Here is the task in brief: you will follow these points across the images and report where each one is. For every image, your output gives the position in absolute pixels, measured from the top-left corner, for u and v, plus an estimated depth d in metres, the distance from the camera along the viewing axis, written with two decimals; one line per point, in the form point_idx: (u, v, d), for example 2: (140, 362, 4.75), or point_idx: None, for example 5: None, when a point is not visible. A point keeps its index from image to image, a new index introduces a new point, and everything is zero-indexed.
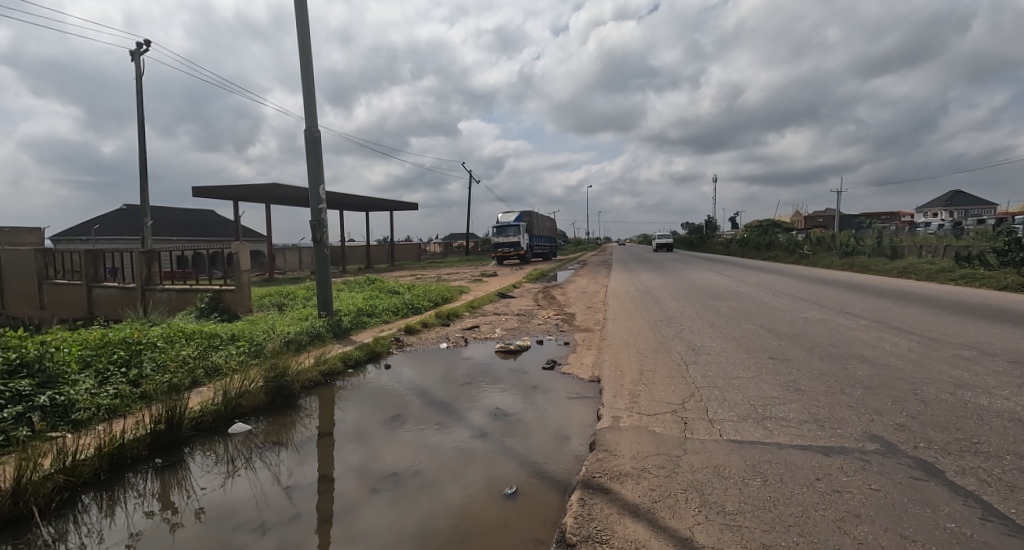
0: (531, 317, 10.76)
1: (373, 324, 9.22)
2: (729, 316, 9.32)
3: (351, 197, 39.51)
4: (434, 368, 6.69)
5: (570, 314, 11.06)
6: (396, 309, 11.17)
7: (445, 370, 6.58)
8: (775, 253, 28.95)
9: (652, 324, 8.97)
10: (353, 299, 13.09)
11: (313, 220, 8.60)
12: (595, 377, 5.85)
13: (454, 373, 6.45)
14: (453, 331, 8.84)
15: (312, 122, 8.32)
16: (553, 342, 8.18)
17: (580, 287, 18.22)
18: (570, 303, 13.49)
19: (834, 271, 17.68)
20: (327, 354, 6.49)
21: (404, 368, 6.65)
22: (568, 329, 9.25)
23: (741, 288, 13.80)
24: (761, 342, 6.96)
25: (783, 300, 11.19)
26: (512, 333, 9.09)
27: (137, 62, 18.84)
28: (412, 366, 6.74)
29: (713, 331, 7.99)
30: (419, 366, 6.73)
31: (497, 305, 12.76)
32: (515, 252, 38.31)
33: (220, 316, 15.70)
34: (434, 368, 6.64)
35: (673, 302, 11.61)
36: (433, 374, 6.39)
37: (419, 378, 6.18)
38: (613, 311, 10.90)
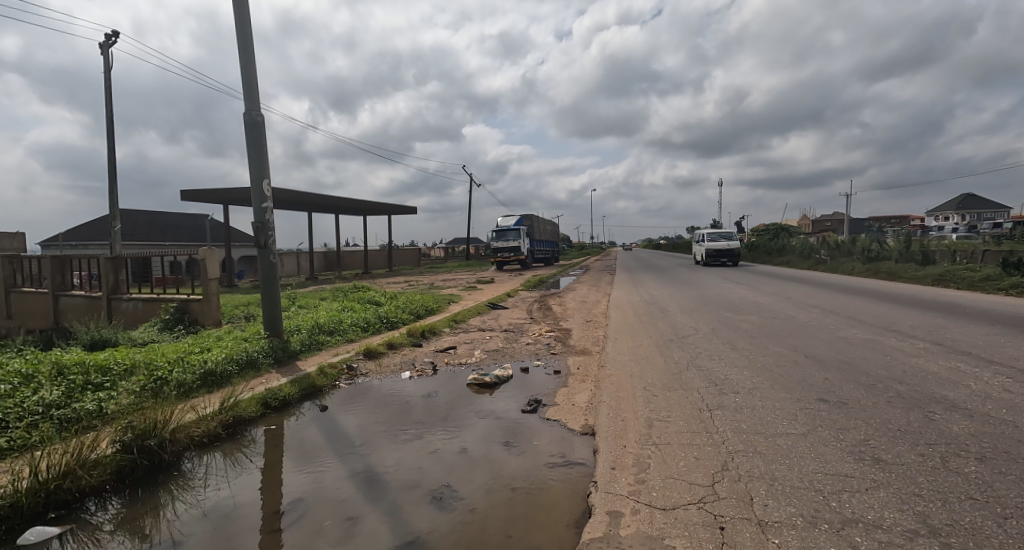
0: (519, 334, 9.26)
1: (328, 347, 7.71)
2: (754, 336, 7.83)
3: (346, 200, 38.15)
4: (384, 407, 5.23)
5: (565, 331, 9.55)
6: (363, 326, 9.64)
7: (396, 411, 5.11)
8: (789, 258, 27.36)
9: (663, 346, 7.48)
10: (320, 314, 11.60)
11: (256, 221, 7.17)
12: (589, 429, 4.37)
13: (407, 415, 4.99)
14: (422, 355, 7.35)
15: (252, 104, 6.90)
16: (541, 370, 6.69)
17: (580, 296, 16.82)
18: (567, 316, 11.97)
19: (858, 279, 16.19)
20: (246, 392, 5.02)
21: (346, 408, 5.18)
22: (561, 351, 7.77)
23: (761, 299, 12.28)
24: (802, 374, 5.50)
25: (812, 313, 9.72)
26: (493, 357, 7.57)
27: (105, 55, 17.64)
28: (358, 406, 5.27)
29: (738, 356, 6.52)
30: (366, 405, 5.26)
31: (483, 319, 11.24)
32: (515, 257, 36.86)
33: (185, 328, 14.30)
34: (384, 409, 5.18)
35: (684, 317, 10.09)
36: (380, 417, 4.91)
37: (359, 425, 4.72)
38: (617, 327, 9.39)
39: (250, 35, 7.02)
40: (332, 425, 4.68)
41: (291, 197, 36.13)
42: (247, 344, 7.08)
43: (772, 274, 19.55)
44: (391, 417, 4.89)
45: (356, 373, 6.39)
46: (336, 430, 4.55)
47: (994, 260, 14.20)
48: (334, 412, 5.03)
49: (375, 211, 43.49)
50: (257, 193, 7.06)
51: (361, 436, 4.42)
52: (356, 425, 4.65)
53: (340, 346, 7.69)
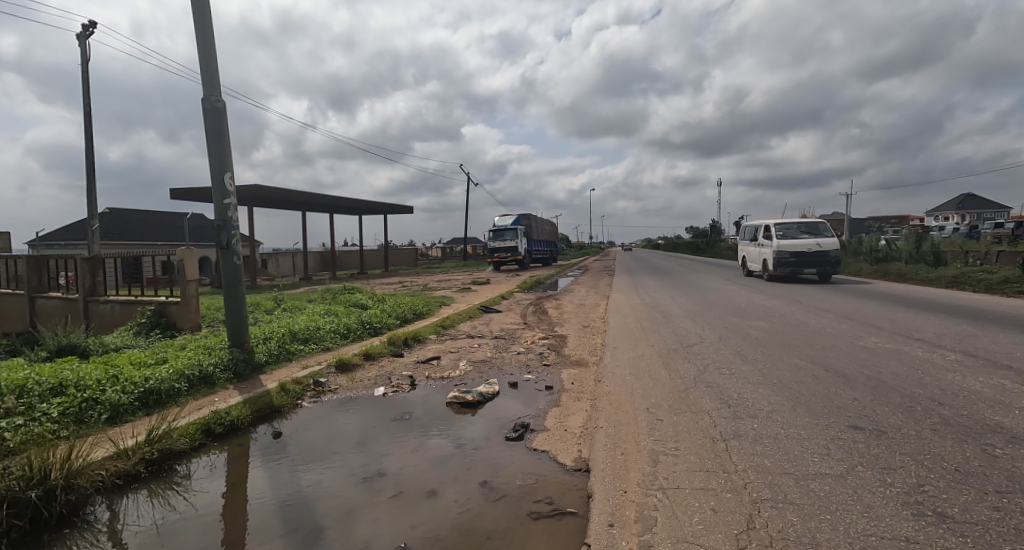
0: (510, 342, 8.55)
1: (298, 358, 6.98)
2: (766, 345, 7.14)
3: (340, 199, 37.45)
4: (347, 432, 4.51)
5: (561, 339, 8.84)
6: (342, 333, 8.90)
7: (360, 438, 4.40)
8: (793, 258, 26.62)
9: (667, 357, 6.80)
10: (299, 319, 10.89)
11: (217, 218, 6.47)
12: (583, 465, 3.69)
13: (372, 444, 4.27)
14: (401, 368, 6.63)
15: (211, 89, 6.21)
16: (530, 386, 5.98)
17: (578, 298, 16.17)
18: (563, 321, 11.26)
19: (867, 280, 15.57)
20: (189, 416, 4.31)
21: (304, 434, 4.45)
22: (554, 362, 7.06)
23: (768, 303, 11.61)
24: (827, 393, 4.82)
25: (825, 319, 9.07)
26: (480, 368, 6.85)
27: (83, 46, 16.96)
28: (319, 431, 4.53)
29: (750, 370, 5.83)
30: (327, 432, 4.52)
31: (473, 325, 10.53)
32: (513, 257, 36.19)
33: (162, 332, 13.62)
34: (346, 435, 4.45)
35: (688, 323, 9.43)
36: (342, 446, 4.22)
37: (313, 458, 3.98)
38: (616, 335, 8.70)
39: (210, 12, 6.33)
40: (280, 459, 3.93)
41: (284, 196, 35.46)
42: (205, 356, 6.34)
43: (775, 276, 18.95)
44: (354, 447, 4.16)
45: (325, 389, 5.66)
46: (283, 466, 3.80)
47: (1011, 262, 13.54)
48: (287, 441, 4.29)
49: (371, 210, 42.84)
50: (219, 187, 6.37)
51: (311, 474, 3.68)
52: (310, 460, 3.90)
53: (311, 357, 6.95)
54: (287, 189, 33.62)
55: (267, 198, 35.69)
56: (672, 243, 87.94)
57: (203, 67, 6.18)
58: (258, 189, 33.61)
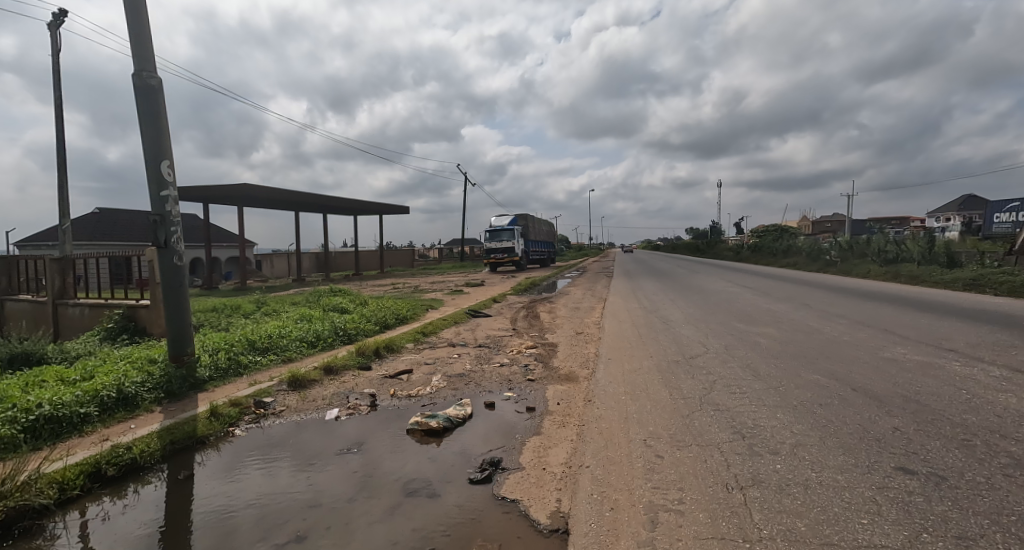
0: (494, 353, 7.72)
1: (249, 373, 6.13)
2: (780, 357, 6.33)
3: (333, 199, 36.68)
4: (280, 468, 3.70)
5: (550, 348, 8.00)
6: (307, 343, 8.03)
7: (293, 476, 3.57)
8: (796, 260, 25.85)
9: (668, 371, 5.98)
10: (268, 325, 10.04)
11: (154, 213, 5.65)
12: (562, 523, 2.87)
13: (304, 487, 3.39)
14: (364, 385, 5.78)
15: (143, 63, 5.40)
16: (509, 407, 5.12)
17: (573, 301, 15.39)
18: (555, 327, 10.42)
19: (877, 282, 14.78)
20: (78, 454, 3.46)
21: (220, 476, 3.54)
22: (539, 377, 6.23)
23: (776, 308, 10.80)
24: (861, 422, 4.01)
25: (839, 326, 8.28)
26: (456, 384, 6.00)
27: (55, 37, 16.22)
28: (241, 472, 3.62)
29: (764, 389, 5.02)
30: (250, 471, 3.62)
31: (456, 332, 9.68)
32: (509, 258, 35.38)
33: (130, 338, 12.81)
34: (276, 476, 3.55)
35: (690, 329, 8.65)
36: (269, 486, 3.40)
37: (216, 515, 3.05)
38: (612, 344, 7.89)
39: None
40: (171, 518, 2.99)
41: (275, 196, 34.69)
42: (135, 371, 5.47)
43: (780, 278, 18.19)
44: (276, 492, 3.25)
45: (267, 412, 4.79)
46: (170, 530, 2.87)
47: None
48: (192, 487, 3.37)
49: (365, 210, 42.05)
50: (155, 177, 5.55)
51: (201, 541, 2.75)
52: (210, 516, 2.98)
53: (261, 373, 6.09)
54: (278, 188, 32.86)
55: (258, 198, 34.94)
56: (672, 244, 87.01)
57: (133, 38, 5.37)
58: (248, 189, 32.87)
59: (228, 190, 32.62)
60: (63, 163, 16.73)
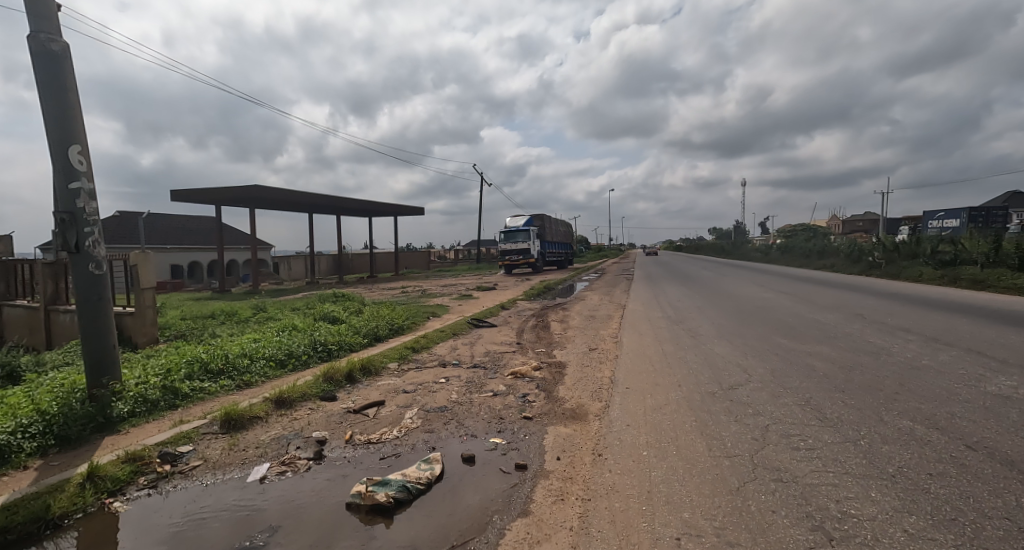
0: (488, 377, 6.44)
1: (181, 408, 4.95)
2: (848, 391, 4.91)
3: (344, 201, 35.94)
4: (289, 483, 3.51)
5: (556, 371, 6.68)
6: (271, 364, 6.85)
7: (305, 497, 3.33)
8: (833, 261, 23.86)
9: (704, 410, 4.62)
10: (242, 338, 8.94)
11: (61, 211, 4.58)
12: None
13: (332, 490, 3.43)
14: (317, 426, 4.56)
15: (41, 22, 4.34)
16: (493, 463, 3.83)
17: (589, 308, 14.10)
18: (564, 341, 9.10)
19: (936, 287, 13.07)
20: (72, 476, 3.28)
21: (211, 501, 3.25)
22: (538, 414, 4.94)
23: (823, 319, 9.28)
24: (1010, 516, 2.63)
25: (909, 344, 6.81)
26: (433, 422, 4.75)
27: None
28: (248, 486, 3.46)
29: (840, 444, 3.64)
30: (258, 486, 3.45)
31: (450, 348, 8.44)
32: (525, 260, 34.06)
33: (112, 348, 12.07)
34: (303, 479, 3.58)
35: (725, 348, 7.22)
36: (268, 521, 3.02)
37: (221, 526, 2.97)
38: (630, 366, 6.54)
39: None
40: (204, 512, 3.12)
41: (287, 198, 34.18)
42: (32, 406, 4.37)
43: (820, 282, 16.48)
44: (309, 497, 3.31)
45: (173, 470, 3.60)
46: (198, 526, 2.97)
47: None
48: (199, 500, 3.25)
49: (378, 212, 41.29)
50: (61, 166, 4.48)
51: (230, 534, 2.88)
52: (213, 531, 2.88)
53: (195, 408, 4.91)
54: (290, 190, 32.29)
55: (271, 200, 34.52)
56: (694, 245, 84.45)
57: None
58: (260, 190, 32.41)
59: (240, 192, 32.21)
60: None
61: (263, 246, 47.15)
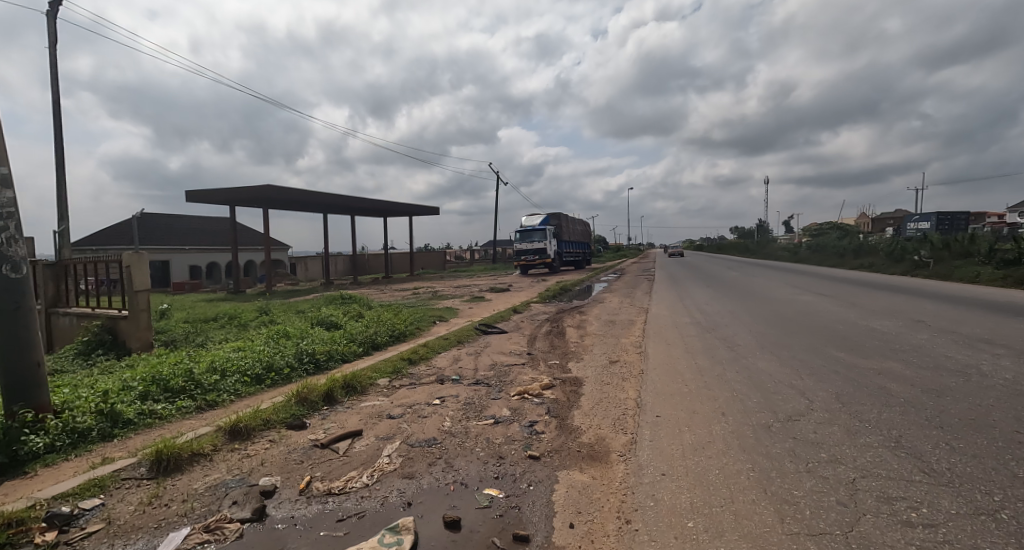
0: (490, 398, 5.48)
1: (116, 442, 4.09)
2: (949, 427, 3.79)
3: (357, 200, 35.31)
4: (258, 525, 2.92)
5: (570, 391, 5.68)
6: (244, 380, 5.98)
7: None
8: (871, 261, 22.27)
9: (762, 453, 3.55)
10: (226, 347, 8.13)
11: None
12: None
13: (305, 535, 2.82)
14: (270, 469, 3.64)
15: None
16: (485, 533, 2.85)
17: (608, 312, 13.06)
18: (581, 352, 8.09)
19: (1001, 290, 11.65)
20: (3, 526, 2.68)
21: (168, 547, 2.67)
22: (547, 453, 3.95)
23: (880, 328, 8.08)
24: None
25: (1000, 360, 5.63)
26: (415, 463, 3.79)
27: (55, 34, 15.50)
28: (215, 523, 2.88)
29: (976, 520, 2.55)
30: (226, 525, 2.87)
31: (452, 359, 7.51)
32: (541, 260, 33.02)
33: (105, 354, 11.52)
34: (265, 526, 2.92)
35: (770, 363, 6.14)
36: None
37: None
38: (659, 387, 5.49)
39: None
40: None
41: (301, 198, 33.78)
42: None
43: (862, 283, 15.09)
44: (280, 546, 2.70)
45: (58, 539, 2.69)
46: None
47: None
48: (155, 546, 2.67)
49: (392, 211, 40.64)
50: None
51: None
52: None
53: (132, 442, 4.04)
54: (302, 189, 31.85)
55: (284, 200, 34.21)
56: (717, 243, 82.14)
57: None
58: (273, 190, 32.05)
59: (252, 191, 31.89)
60: (62, 161, 15.84)
61: (278, 246, 47.07)
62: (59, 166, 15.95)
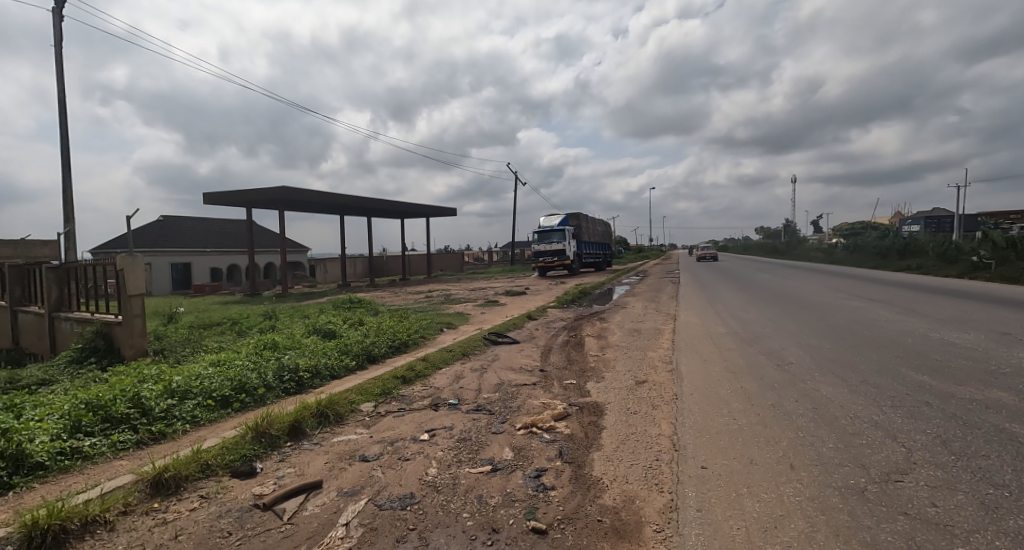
0: (489, 433, 4.50)
1: (7, 498, 3.20)
2: None
3: (373, 202, 34.76)
4: None
5: (589, 425, 4.65)
6: (205, 406, 5.10)
7: None
8: (920, 262, 20.61)
9: (866, 541, 2.45)
10: (205, 361, 7.31)
11: None
12: None
13: None
14: (182, 546, 2.70)
15: None
16: None
17: (631, 318, 11.96)
18: (602, 368, 7.05)
19: None
20: None
21: None
22: (557, 524, 2.93)
23: (959, 341, 6.81)
24: None
25: None
26: (379, 539, 2.81)
27: (60, 32, 15.23)
28: None
29: None
30: None
31: (453, 378, 6.56)
32: (560, 262, 31.96)
33: (96, 362, 10.94)
34: None
35: (837, 389, 4.99)
36: None
37: None
38: (700, 422, 4.40)
39: None
40: None
41: (316, 200, 33.46)
42: None
43: (917, 286, 13.62)
44: None
45: None
46: None
47: None
48: None
49: (409, 212, 40.04)
50: None
51: None
52: None
53: (25, 499, 3.15)
54: (318, 191, 31.44)
55: (300, 202, 33.93)
56: (743, 244, 79.56)
57: None
58: (289, 192, 31.75)
59: (268, 193, 31.68)
60: (67, 161, 15.44)
61: (297, 248, 46.98)
62: (64, 166, 15.55)
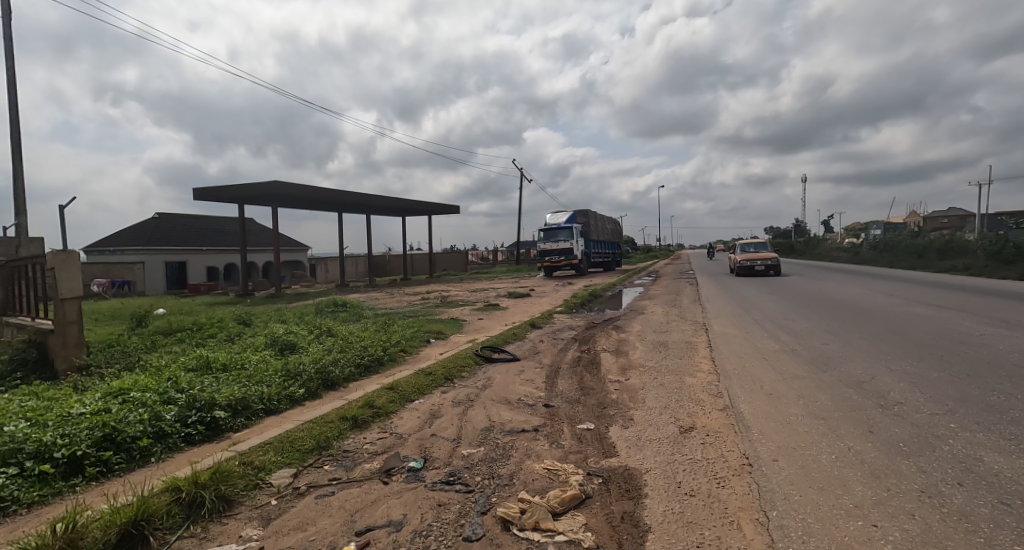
0: (458, 542, 2.70)
1: None
2: None
3: (371, 197, 33.07)
4: None
5: (623, 526, 2.84)
6: (32, 478, 3.32)
7: None
8: (966, 263, 18.71)
9: None
10: (104, 390, 5.54)
11: None
12: None
13: None
14: None
15: None
16: None
17: (652, 326, 10.16)
18: (627, 402, 5.23)
19: None
20: None
21: None
22: None
23: None
24: None
25: None
26: None
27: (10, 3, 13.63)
28: None
29: None
30: None
31: (425, 419, 4.77)
32: (567, 261, 30.08)
33: (20, 376, 9.23)
34: None
35: (1015, 462, 3.14)
36: None
37: None
38: (819, 534, 2.56)
39: None
40: None
41: (311, 196, 31.81)
42: None
43: (986, 291, 11.70)
44: None
45: None
46: None
47: None
48: None
49: (410, 209, 38.38)
50: None
51: None
52: None
53: None
54: (312, 186, 29.82)
55: (294, 197, 32.33)
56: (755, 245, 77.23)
57: None
58: (283, 187, 30.17)
59: (260, 188, 30.07)
60: (17, 147, 13.82)
61: (294, 247, 45.44)
62: (16, 152, 13.95)
